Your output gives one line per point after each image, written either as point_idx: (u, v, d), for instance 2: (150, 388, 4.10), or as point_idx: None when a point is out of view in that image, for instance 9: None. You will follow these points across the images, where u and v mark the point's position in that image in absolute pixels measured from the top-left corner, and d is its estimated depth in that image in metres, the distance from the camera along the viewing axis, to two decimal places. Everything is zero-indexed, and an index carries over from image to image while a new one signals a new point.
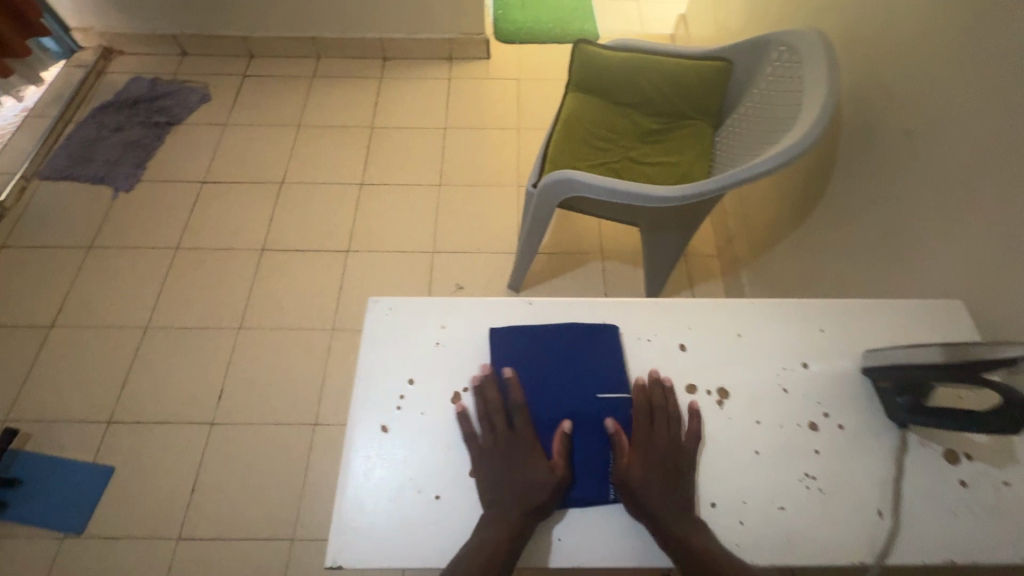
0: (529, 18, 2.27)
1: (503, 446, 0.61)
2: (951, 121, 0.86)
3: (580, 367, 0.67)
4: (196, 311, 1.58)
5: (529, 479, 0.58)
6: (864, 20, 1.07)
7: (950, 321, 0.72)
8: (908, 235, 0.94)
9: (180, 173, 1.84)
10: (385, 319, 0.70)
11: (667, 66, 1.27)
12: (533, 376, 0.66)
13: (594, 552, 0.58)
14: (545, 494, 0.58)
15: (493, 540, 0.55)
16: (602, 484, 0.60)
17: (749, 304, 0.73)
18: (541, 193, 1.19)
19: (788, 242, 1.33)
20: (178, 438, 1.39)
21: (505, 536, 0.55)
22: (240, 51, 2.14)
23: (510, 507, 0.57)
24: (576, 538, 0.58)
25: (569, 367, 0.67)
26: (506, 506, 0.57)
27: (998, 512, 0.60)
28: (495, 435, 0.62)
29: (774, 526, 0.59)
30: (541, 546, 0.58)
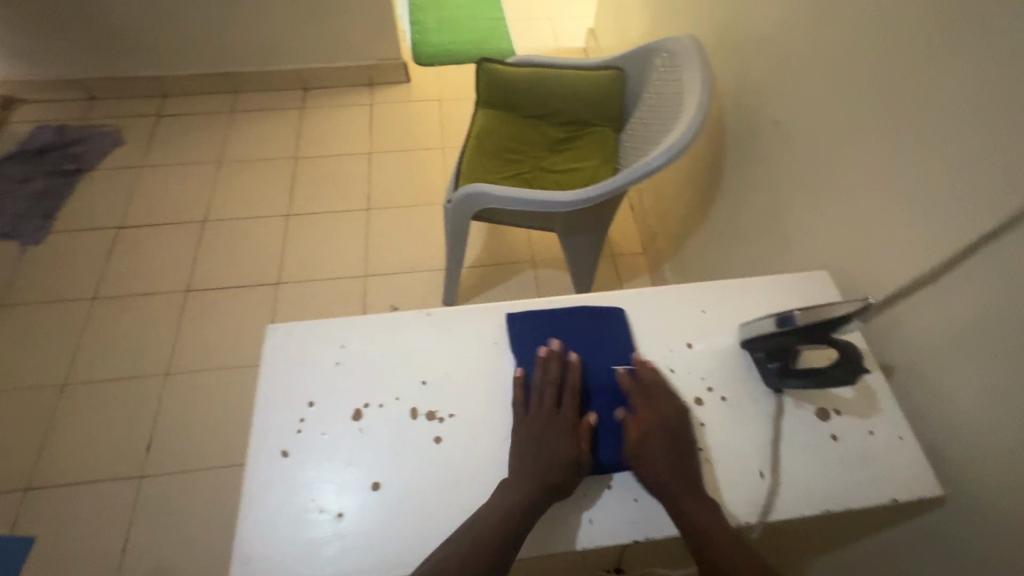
0: (446, 41, 2.33)
1: (546, 420, 0.64)
2: (809, 110, 0.95)
3: (590, 348, 0.71)
4: (119, 360, 1.51)
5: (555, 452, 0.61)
6: (735, 24, 1.16)
7: (815, 290, 0.79)
8: (789, 216, 1.01)
9: (94, 220, 1.77)
10: (283, 344, 0.71)
11: (567, 77, 1.33)
12: (547, 357, 0.70)
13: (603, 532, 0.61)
14: (565, 467, 0.61)
15: (498, 512, 0.57)
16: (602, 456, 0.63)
17: (638, 293, 0.78)
18: (454, 208, 1.22)
19: (698, 234, 1.40)
20: (106, 497, 1.32)
21: (510, 509, 0.57)
22: (152, 91, 2.09)
23: (530, 482, 0.59)
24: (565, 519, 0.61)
25: (577, 348, 0.71)
26: (525, 481, 0.59)
27: (864, 460, 0.66)
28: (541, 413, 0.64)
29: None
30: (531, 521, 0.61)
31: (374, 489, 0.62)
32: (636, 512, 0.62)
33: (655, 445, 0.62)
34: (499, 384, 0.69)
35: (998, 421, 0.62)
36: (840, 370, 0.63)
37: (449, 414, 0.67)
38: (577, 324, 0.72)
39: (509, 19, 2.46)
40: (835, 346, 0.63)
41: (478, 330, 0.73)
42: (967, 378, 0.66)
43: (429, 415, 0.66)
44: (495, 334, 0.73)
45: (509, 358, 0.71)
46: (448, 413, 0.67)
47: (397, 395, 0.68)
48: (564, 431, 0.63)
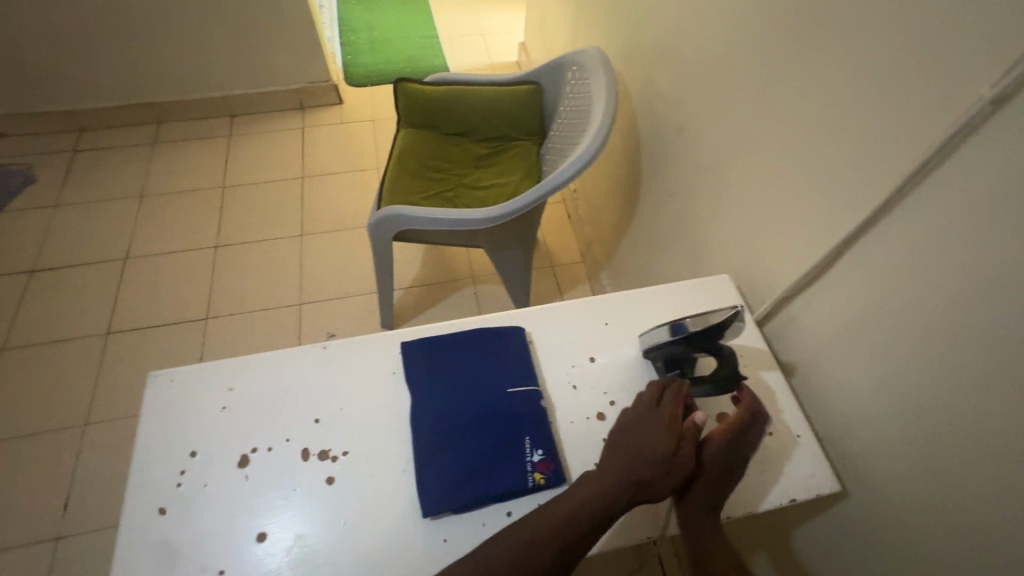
0: (377, 60, 2.31)
1: (651, 420, 0.60)
2: (707, 116, 0.97)
3: (488, 370, 0.69)
4: (32, 414, 1.41)
5: (648, 451, 0.57)
6: (640, 34, 1.19)
7: (716, 295, 0.80)
8: (699, 220, 1.03)
9: (2, 265, 1.66)
10: (164, 392, 0.67)
11: (485, 93, 1.33)
12: (442, 384, 0.68)
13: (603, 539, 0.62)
14: (654, 469, 0.56)
15: (559, 507, 0.55)
16: (506, 480, 0.61)
17: (542, 310, 0.78)
18: (373, 231, 1.20)
19: (626, 241, 1.42)
20: (17, 564, 1.22)
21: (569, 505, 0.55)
22: (67, 126, 2.00)
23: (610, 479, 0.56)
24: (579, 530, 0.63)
25: (474, 372, 0.69)
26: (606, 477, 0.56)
27: (764, 461, 0.67)
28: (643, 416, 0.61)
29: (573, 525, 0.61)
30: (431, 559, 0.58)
31: (261, 540, 0.58)
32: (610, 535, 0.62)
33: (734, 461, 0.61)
34: (393, 416, 0.67)
35: (889, 409, 0.64)
36: (727, 373, 0.66)
37: (343, 452, 0.64)
38: (475, 347, 0.71)
39: (442, 36, 2.47)
40: (720, 353, 0.66)
41: (374, 360, 0.71)
42: (857, 369, 0.68)
43: (321, 454, 0.64)
44: (393, 364, 0.71)
45: (405, 387, 0.69)
46: (342, 450, 0.64)
47: (288, 436, 0.65)
48: (669, 431, 0.59)
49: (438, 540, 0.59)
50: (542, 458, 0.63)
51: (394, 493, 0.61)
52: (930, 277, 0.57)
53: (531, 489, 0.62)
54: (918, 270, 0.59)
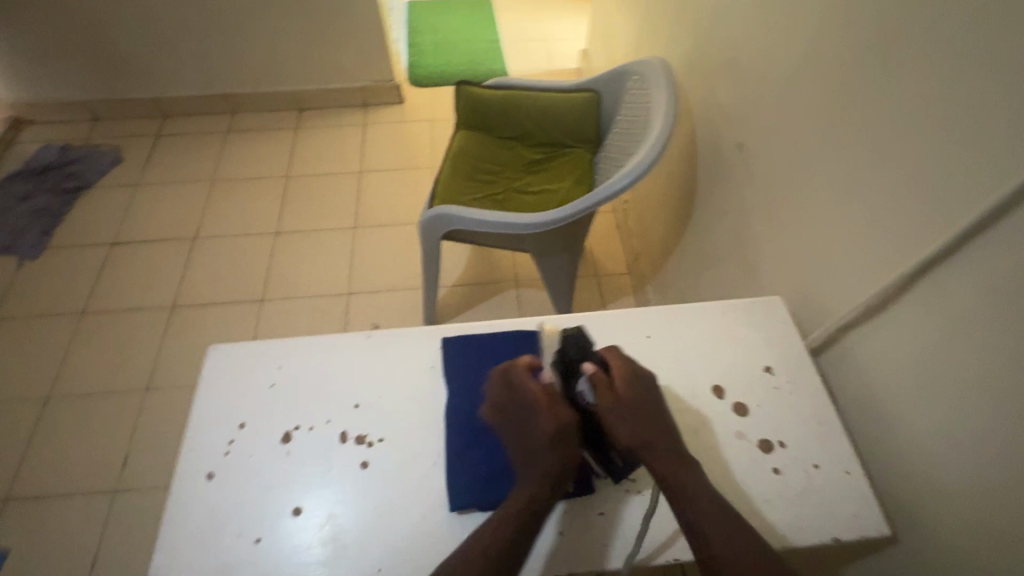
0: (440, 63, 2.37)
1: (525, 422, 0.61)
2: (770, 133, 0.94)
3: None
4: (101, 375, 1.53)
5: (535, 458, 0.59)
6: (705, 47, 1.17)
7: (768, 317, 0.77)
8: (754, 239, 1.00)
9: (88, 236, 1.82)
10: (221, 364, 0.71)
11: (542, 99, 1.34)
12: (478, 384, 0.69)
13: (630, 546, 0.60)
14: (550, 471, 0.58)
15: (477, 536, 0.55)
16: None
17: (583, 317, 0.76)
18: (423, 229, 1.23)
19: (675, 256, 1.39)
20: (78, 511, 1.33)
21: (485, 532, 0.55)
22: (154, 112, 2.16)
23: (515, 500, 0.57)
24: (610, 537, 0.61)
25: None
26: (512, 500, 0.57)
27: (806, 495, 0.63)
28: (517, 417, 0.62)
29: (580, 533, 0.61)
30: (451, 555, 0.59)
31: (297, 513, 0.61)
32: (599, 528, 0.61)
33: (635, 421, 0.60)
34: (430, 409, 0.68)
35: (947, 456, 0.60)
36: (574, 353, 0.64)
37: (379, 438, 0.66)
38: (514, 350, 0.72)
39: (504, 41, 2.50)
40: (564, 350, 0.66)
41: (415, 353, 0.73)
42: (915, 409, 0.64)
43: (359, 438, 0.66)
44: (432, 358, 0.72)
45: (442, 382, 0.70)
46: (378, 436, 0.66)
47: (328, 418, 0.67)
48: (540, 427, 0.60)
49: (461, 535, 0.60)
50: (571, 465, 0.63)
51: (423, 483, 0.63)
52: (1004, 320, 0.53)
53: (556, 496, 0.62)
54: (996, 310, 0.54)
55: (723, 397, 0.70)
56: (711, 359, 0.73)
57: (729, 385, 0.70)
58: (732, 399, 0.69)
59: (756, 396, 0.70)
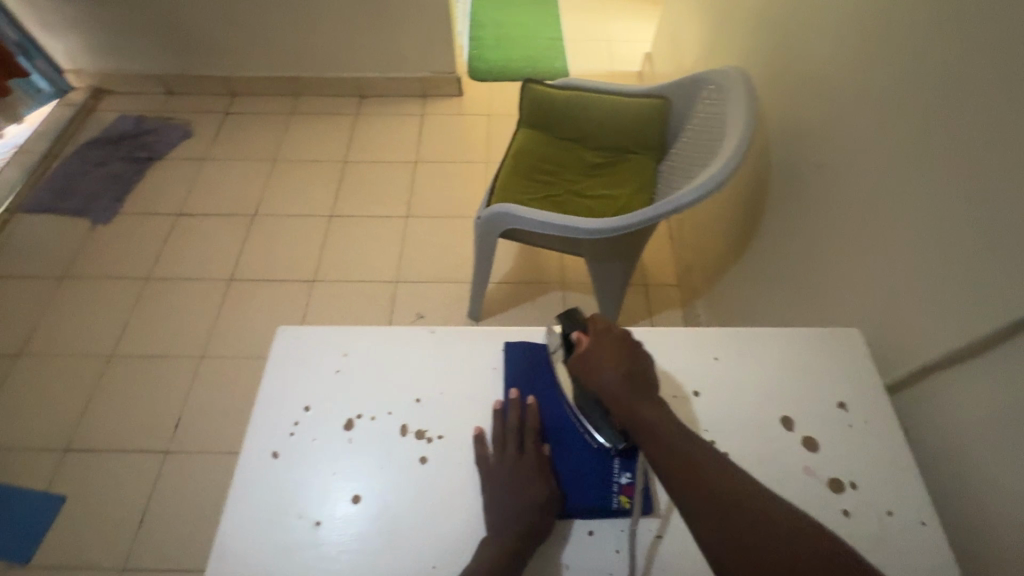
0: (502, 58, 2.37)
1: (515, 465, 0.62)
2: (858, 157, 0.89)
3: None
4: (159, 339, 1.61)
5: (523, 499, 0.60)
6: (790, 61, 1.12)
7: (845, 350, 0.73)
8: (828, 265, 0.96)
9: (156, 206, 1.90)
10: (290, 345, 0.73)
11: (610, 102, 1.32)
12: (540, 394, 0.69)
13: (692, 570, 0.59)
14: (539, 512, 0.59)
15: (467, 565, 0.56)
16: (587, 500, 0.62)
17: (649, 332, 0.74)
18: (482, 225, 1.24)
19: (733, 272, 1.35)
20: (132, 467, 1.40)
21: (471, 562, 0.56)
22: (223, 90, 2.24)
23: (502, 533, 0.57)
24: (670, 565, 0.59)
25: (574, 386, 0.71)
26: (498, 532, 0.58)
27: (878, 543, 0.60)
28: (506, 455, 0.63)
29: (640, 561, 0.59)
30: None
31: (356, 501, 0.62)
32: (654, 548, 0.60)
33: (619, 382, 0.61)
34: (489, 410, 0.68)
35: None
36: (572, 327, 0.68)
37: (438, 435, 0.66)
38: None
39: (567, 39, 2.48)
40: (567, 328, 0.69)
41: (478, 353, 0.73)
42: (1006, 463, 0.60)
43: (418, 433, 0.66)
44: (494, 360, 0.72)
45: (504, 386, 0.70)
46: (438, 433, 0.66)
47: (390, 410, 0.68)
48: (534, 472, 0.62)
49: None
50: (630, 481, 0.63)
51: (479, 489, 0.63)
52: None
53: (612, 513, 0.61)
54: None
55: (792, 429, 0.67)
56: (782, 388, 0.70)
57: (799, 418, 0.68)
58: (802, 432, 0.67)
59: (828, 432, 0.67)
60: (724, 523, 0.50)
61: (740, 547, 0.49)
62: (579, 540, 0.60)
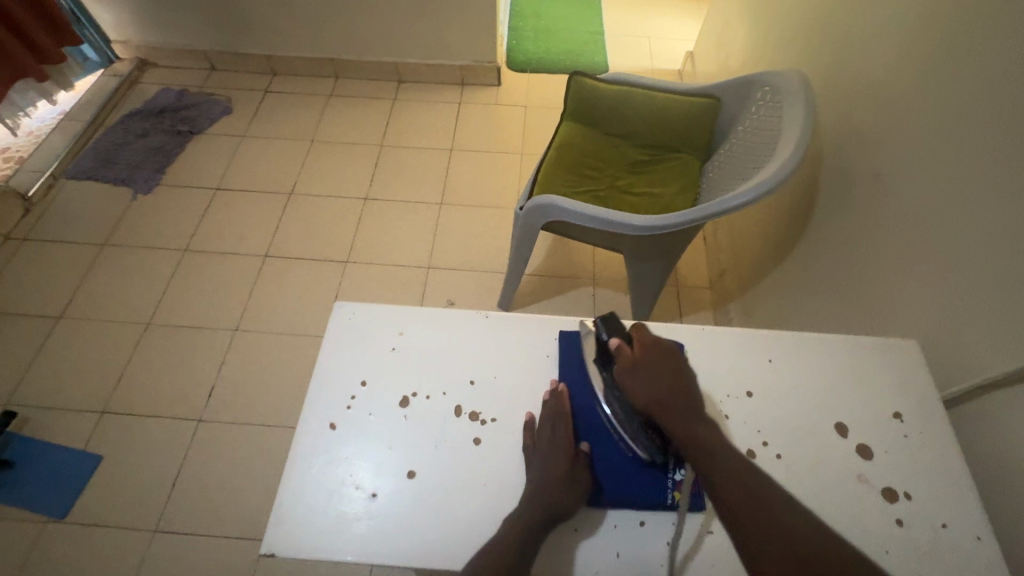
0: (541, 49, 2.36)
1: (548, 450, 0.62)
2: (916, 165, 0.88)
3: None
4: (195, 310, 1.64)
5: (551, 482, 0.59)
6: (846, 65, 1.10)
7: (901, 360, 0.72)
8: (877, 274, 0.95)
9: (196, 179, 1.93)
10: (346, 320, 0.74)
11: (659, 98, 1.31)
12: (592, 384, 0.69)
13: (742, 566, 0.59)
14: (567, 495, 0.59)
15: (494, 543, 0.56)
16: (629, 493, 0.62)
17: (703, 331, 0.74)
18: (525, 215, 1.24)
19: (771, 278, 1.34)
20: (165, 432, 1.43)
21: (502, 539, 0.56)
22: (264, 69, 2.26)
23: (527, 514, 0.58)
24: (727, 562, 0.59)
25: None
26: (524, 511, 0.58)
27: (930, 555, 0.59)
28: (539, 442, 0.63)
29: (680, 567, 0.59)
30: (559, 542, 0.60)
31: (410, 476, 0.63)
32: (705, 544, 0.60)
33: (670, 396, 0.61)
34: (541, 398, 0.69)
35: None
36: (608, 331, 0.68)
37: (492, 418, 0.67)
38: None
39: (607, 34, 2.46)
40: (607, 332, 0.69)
41: (532, 339, 0.73)
42: None
43: (472, 414, 0.67)
44: (547, 348, 0.73)
45: (558, 376, 0.70)
46: (492, 416, 0.67)
47: (444, 390, 0.69)
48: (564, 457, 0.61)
49: (568, 527, 0.61)
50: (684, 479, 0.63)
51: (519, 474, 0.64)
52: None
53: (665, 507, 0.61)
54: None
55: (846, 436, 0.67)
56: (836, 394, 0.69)
57: (853, 425, 0.67)
58: (856, 440, 0.66)
59: (881, 442, 0.66)
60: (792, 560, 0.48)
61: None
62: (631, 532, 0.61)
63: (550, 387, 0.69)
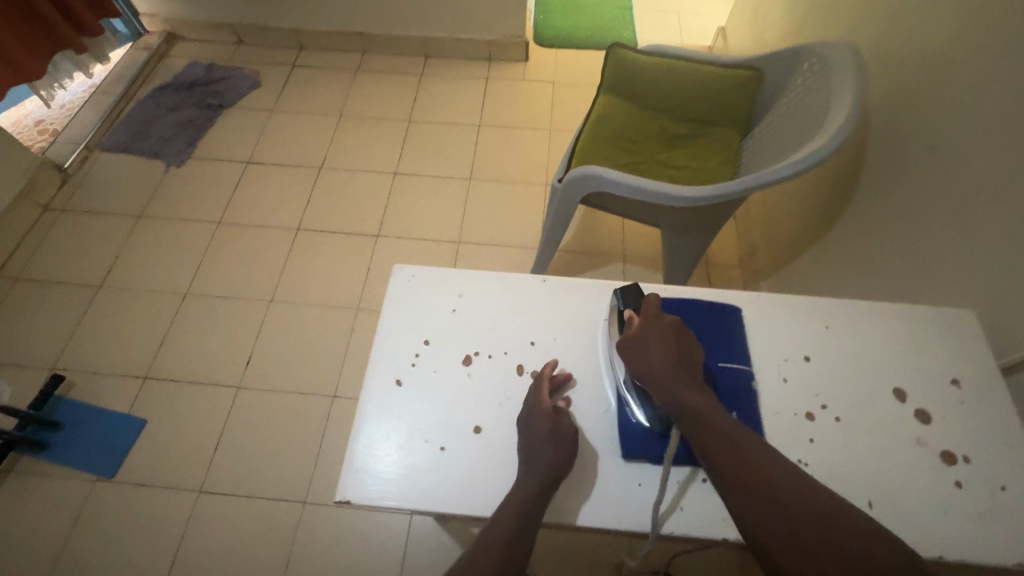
0: (568, 24, 2.32)
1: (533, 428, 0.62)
2: (972, 136, 0.87)
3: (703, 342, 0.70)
4: (230, 281, 1.66)
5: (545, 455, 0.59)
6: (896, 35, 1.08)
7: (959, 328, 0.73)
8: (925, 247, 0.94)
9: (227, 153, 1.95)
10: (406, 282, 0.75)
11: (700, 71, 1.29)
12: None
13: None
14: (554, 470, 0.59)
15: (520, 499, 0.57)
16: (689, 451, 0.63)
17: (759, 297, 0.75)
18: (566, 187, 1.24)
19: (809, 255, 1.33)
20: (206, 399, 1.47)
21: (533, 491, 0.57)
22: (291, 43, 2.25)
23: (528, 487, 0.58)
24: None
25: None
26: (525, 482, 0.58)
27: (990, 516, 0.60)
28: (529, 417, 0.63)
29: None
30: (625, 497, 0.62)
31: (476, 432, 0.65)
32: None
33: (672, 373, 0.61)
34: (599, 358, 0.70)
35: None
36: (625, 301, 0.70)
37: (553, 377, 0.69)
38: (692, 315, 0.72)
39: (635, 9, 2.42)
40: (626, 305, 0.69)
41: (590, 303, 0.74)
42: None
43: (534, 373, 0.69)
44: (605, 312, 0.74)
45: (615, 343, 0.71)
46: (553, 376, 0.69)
47: (506, 350, 0.71)
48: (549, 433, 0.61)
49: (635, 483, 0.62)
50: None
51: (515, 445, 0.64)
52: None
53: None
54: None
55: (904, 401, 0.67)
56: (896, 360, 0.70)
57: (912, 390, 0.68)
58: (914, 404, 0.67)
59: (939, 407, 0.67)
60: (776, 517, 0.49)
61: (798, 551, 0.47)
62: (694, 487, 0.62)
63: (547, 365, 0.68)
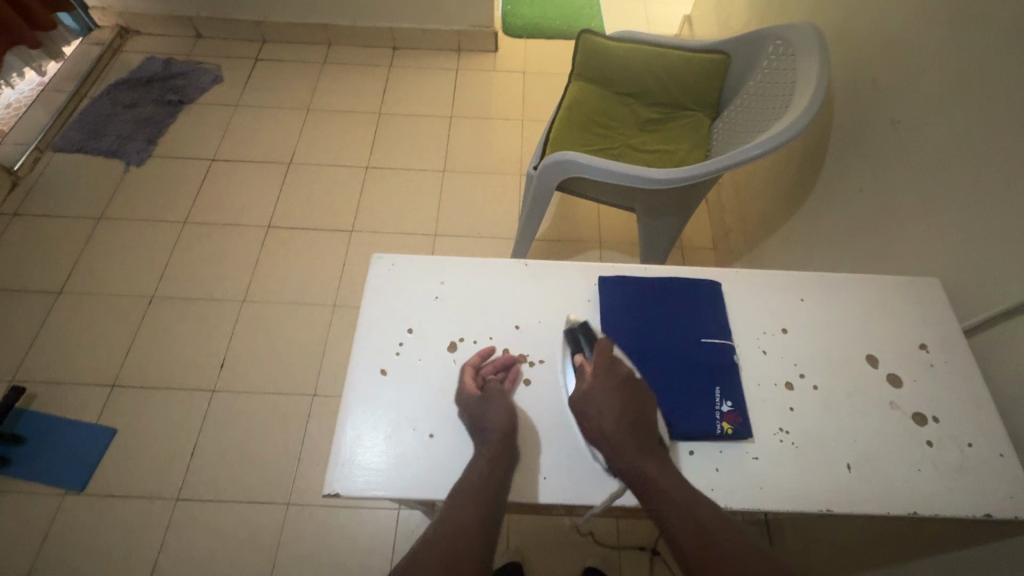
0: (537, 15, 2.32)
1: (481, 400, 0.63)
2: (930, 113, 0.90)
3: (684, 320, 0.71)
4: (200, 283, 1.61)
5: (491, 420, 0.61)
6: (856, 18, 1.11)
7: (926, 296, 0.76)
8: (889, 221, 0.97)
9: (191, 150, 1.88)
10: (387, 271, 0.74)
11: (669, 56, 1.30)
12: (633, 323, 0.71)
13: (791, 487, 0.61)
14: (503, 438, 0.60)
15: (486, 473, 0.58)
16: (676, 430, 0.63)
17: (737, 274, 0.77)
18: (541, 174, 1.23)
19: (780, 234, 1.36)
20: (179, 404, 1.42)
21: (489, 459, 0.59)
22: (254, 36, 2.18)
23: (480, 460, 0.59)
24: (783, 482, 0.62)
25: (671, 318, 0.71)
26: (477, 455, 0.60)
27: (959, 470, 0.63)
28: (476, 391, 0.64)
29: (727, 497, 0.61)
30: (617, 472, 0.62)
31: None
32: (754, 469, 0.62)
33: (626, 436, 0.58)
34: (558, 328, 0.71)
35: None
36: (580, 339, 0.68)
37: (539, 360, 0.69)
38: (673, 294, 0.73)
39: None
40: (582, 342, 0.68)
41: (574, 286, 0.75)
42: None
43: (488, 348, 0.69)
44: (589, 293, 0.74)
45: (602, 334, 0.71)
46: (539, 358, 0.69)
47: (491, 335, 0.70)
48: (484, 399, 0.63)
49: None
50: (731, 409, 0.65)
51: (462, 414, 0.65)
52: None
53: (691, 436, 0.63)
54: None
55: (877, 366, 0.70)
56: (868, 329, 0.73)
57: (884, 356, 0.71)
58: (886, 369, 0.70)
59: (909, 372, 0.70)
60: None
61: None
62: (681, 455, 0.63)
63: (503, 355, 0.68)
